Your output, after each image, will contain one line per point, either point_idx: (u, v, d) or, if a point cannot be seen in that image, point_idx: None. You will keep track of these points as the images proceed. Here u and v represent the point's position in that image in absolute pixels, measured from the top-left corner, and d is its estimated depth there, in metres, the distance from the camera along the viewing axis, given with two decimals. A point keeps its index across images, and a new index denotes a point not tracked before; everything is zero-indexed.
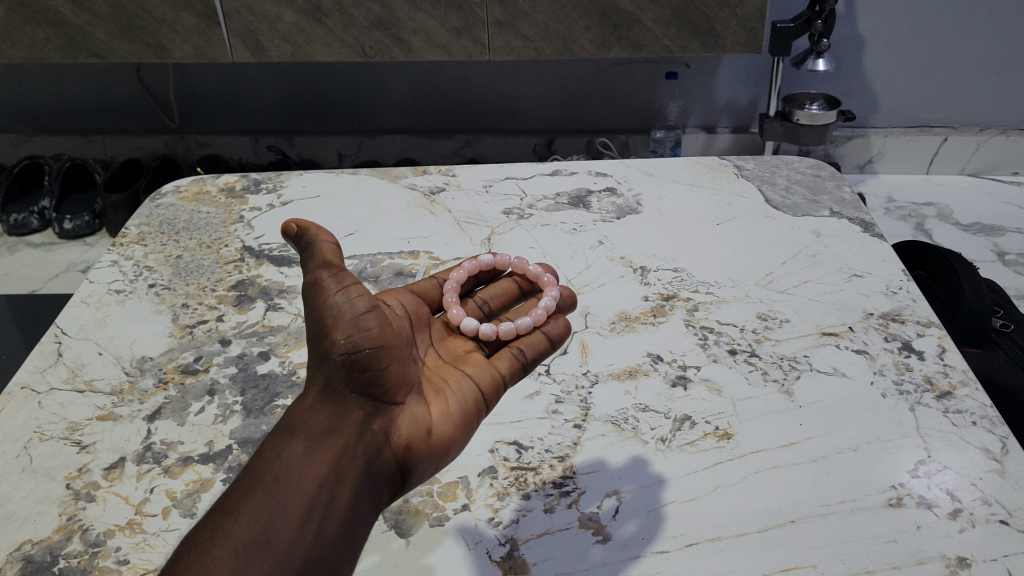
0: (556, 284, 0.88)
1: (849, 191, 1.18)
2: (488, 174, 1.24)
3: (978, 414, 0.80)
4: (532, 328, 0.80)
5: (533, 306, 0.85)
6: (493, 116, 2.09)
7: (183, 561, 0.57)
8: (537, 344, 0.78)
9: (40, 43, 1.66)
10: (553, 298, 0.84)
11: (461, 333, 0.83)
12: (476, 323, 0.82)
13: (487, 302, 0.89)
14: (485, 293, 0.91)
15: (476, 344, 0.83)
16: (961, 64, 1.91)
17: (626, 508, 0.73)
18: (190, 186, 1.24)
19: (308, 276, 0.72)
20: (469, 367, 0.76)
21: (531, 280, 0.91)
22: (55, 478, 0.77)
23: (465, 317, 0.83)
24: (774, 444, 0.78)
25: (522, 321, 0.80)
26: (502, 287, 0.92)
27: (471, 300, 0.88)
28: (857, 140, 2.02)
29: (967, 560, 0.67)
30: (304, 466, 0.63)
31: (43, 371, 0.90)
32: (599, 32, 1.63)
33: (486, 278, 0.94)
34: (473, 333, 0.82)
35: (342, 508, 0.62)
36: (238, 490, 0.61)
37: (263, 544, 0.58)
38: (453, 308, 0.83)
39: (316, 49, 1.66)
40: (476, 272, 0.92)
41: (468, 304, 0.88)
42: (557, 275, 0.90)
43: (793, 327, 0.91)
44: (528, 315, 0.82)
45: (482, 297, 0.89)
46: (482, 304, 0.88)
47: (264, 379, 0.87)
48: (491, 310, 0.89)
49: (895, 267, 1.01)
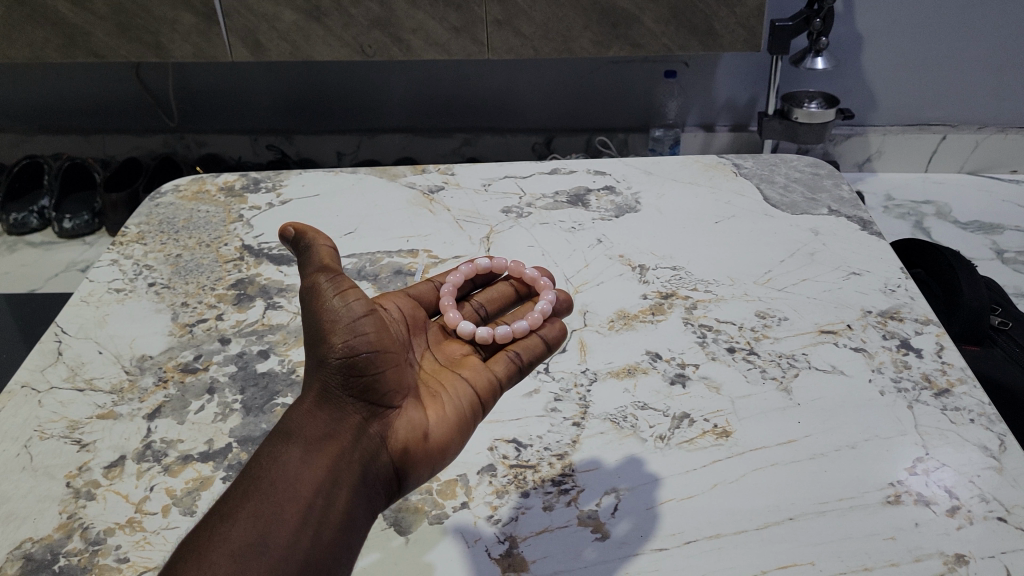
0: (552, 287, 0.89)
1: (847, 189, 1.18)
2: (488, 172, 1.24)
3: (976, 411, 0.80)
4: (528, 332, 0.81)
5: (530, 310, 0.86)
6: (492, 116, 2.09)
7: (180, 564, 0.57)
8: (533, 348, 0.78)
9: (39, 43, 1.66)
10: (549, 301, 0.84)
11: (457, 337, 0.84)
12: (472, 327, 0.83)
13: (484, 305, 0.90)
14: (482, 296, 0.91)
15: (473, 348, 0.83)
16: (960, 62, 1.91)
17: (626, 505, 0.73)
18: (189, 185, 1.24)
19: (306, 280, 0.72)
20: (466, 371, 0.76)
21: (528, 284, 0.91)
22: (56, 476, 0.77)
23: (461, 321, 0.84)
24: (773, 442, 0.78)
25: (519, 325, 0.80)
26: (499, 291, 0.92)
27: (468, 303, 0.89)
28: (856, 139, 2.02)
29: (966, 557, 0.67)
30: (301, 471, 0.63)
31: (43, 370, 0.90)
32: (598, 30, 1.63)
33: (482, 281, 0.94)
34: (470, 337, 0.83)
35: (338, 512, 0.62)
36: (235, 494, 0.61)
37: (259, 549, 0.58)
38: (450, 312, 0.83)
39: (316, 48, 1.66)
40: (473, 276, 0.92)
41: (465, 307, 0.88)
42: (553, 279, 0.91)
43: (792, 325, 0.92)
44: (525, 319, 0.82)
45: (479, 300, 0.90)
46: (479, 307, 0.89)
47: (264, 377, 0.87)
48: (488, 313, 0.89)
49: (893, 265, 1.01)
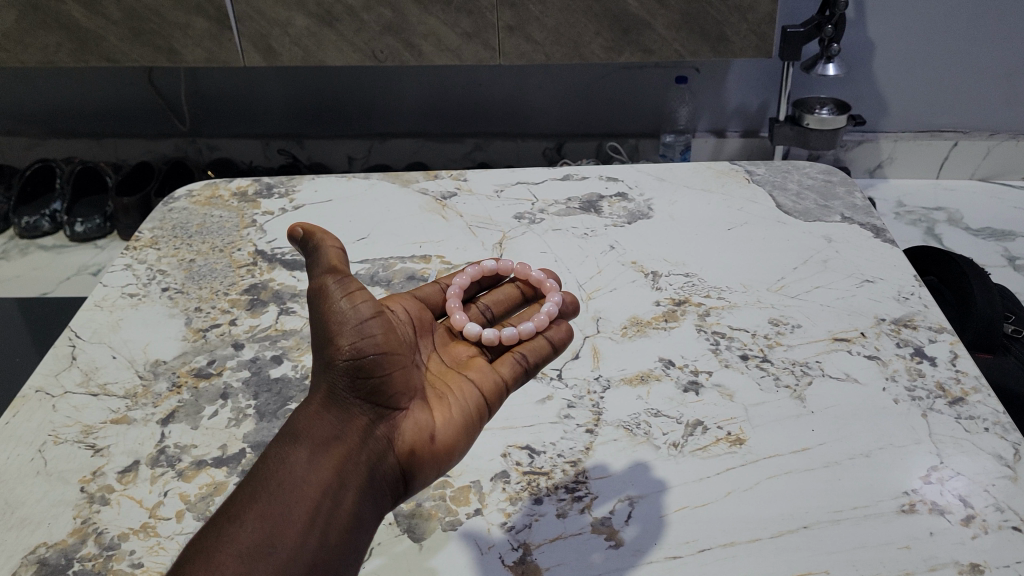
0: (558, 289, 0.88)
1: (860, 196, 1.17)
2: (500, 178, 1.24)
3: (991, 420, 0.79)
4: (534, 333, 0.80)
5: (536, 312, 0.85)
6: (503, 122, 2.09)
7: (187, 564, 0.57)
8: (540, 350, 0.78)
9: (53, 47, 1.67)
10: (555, 303, 0.84)
11: (464, 338, 0.83)
12: (478, 328, 0.82)
13: (490, 307, 0.89)
14: (488, 298, 0.91)
15: (478, 349, 0.83)
16: (972, 69, 1.90)
17: (639, 513, 0.73)
18: (203, 190, 1.25)
19: (314, 282, 0.72)
20: (471, 372, 0.76)
21: (535, 286, 0.91)
22: (70, 481, 0.78)
23: (467, 322, 0.83)
24: (786, 450, 0.77)
25: (524, 327, 0.80)
26: (505, 294, 0.92)
27: (474, 305, 0.88)
28: (867, 145, 2.01)
29: (981, 566, 0.66)
30: (308, 471, 0.63)
31: (57, 374, 0.91)
32: (609, 36, 1.63)
33: (489, 284, 0.94)
34: (476, 338, 0.82)
35: (345, 514, 0.62)
36: (242, 496, 0.62)
37: (267, 549, 0.58)
38: (455, 313, 0.83)
39: (327, 54, 1.67)
40: (479, 278, 0.92)
41: (471, 309, 0.88)
42: (559, 281, 0.90)
43: (805, 333, 0.91)
44: (531, 321, 0.81)
45: (485, 302, 0.89)
46: (485, 309, 0.88)
47: (277, 383, 0.88)
48: (494, 316, 0.89)
49: (906, 273, 1.01)
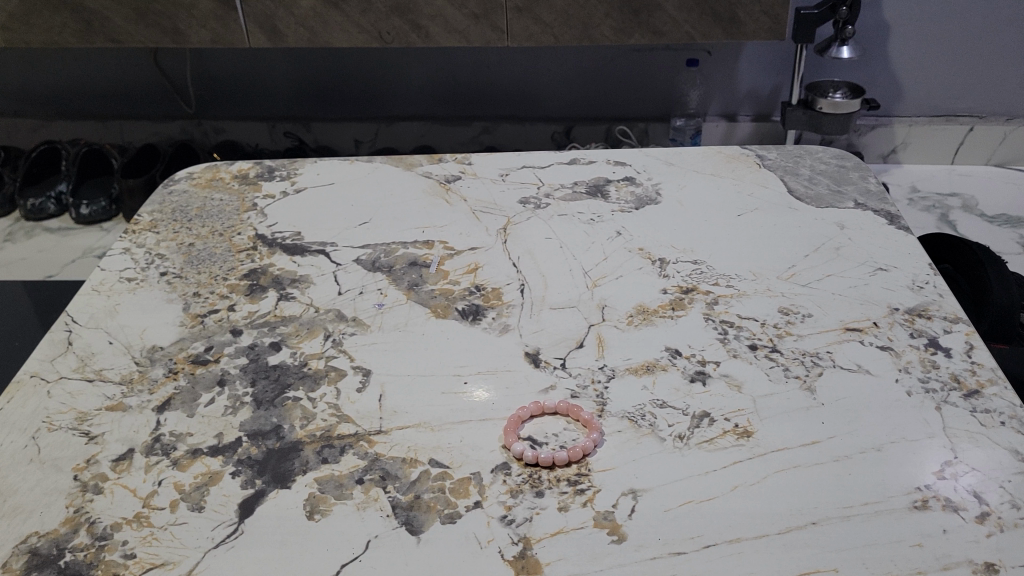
0: (587, 414, 0.79)
1: (874, 181, 1.14)
2: (505, 162, 1.22)
3: (1007, 414, 0.77)
4: (587, 450, 0.76)
5: (574, 437, 0.78)
6: (512, 104, 2.06)
7: None
8: (587, 458, 0.76)
9: (58, 27, 1.64)
10: (595, 430, 0.77)
11: (536, 461, 0.75)
12: (547, 456, 0.75)
13: (532, 437, 0.78)
14: (526, 431, 0.79)
15: (549, 463, 0.75)
16: (988, 52, 1.86)
17: (644, 507, 0.70)
18: (203, 172, 1.23)
19: None
20: None
21: (564, 413, 0.80)
22: (63, 469, 0.76)
23: (531, 451, 0.76)
24: (795, 443, 0.75)
25: (579, 448, 0.75)
26: (541, 426, 0.79)
27: (527, 438, 0.78)
28: (881, 130, 1.96)
29: (995, 566, 0.64)
30: None
31: (53, 360, 0.89)
32: (620, 17, 1.59)
33: (527, 415, 0.80)
34: (548, 461, 0.75)
35: None
36: None
37: None
38: (526, 449, 0.75)
39: (332, 35, 1.63)
40: (523, 418, 0.79)
41: (527, 441, 0.77)
42: (585, 406, 0.80)
43: (816, 322, 0.89)
44: (579, 444, 0.76)
45: (529, 435, 0.78)
46: (534, 438, 0.78)
47: (275, 370, 0.86)
48: (537, 437, 0.78)
49: (921, 260, 0.98)
